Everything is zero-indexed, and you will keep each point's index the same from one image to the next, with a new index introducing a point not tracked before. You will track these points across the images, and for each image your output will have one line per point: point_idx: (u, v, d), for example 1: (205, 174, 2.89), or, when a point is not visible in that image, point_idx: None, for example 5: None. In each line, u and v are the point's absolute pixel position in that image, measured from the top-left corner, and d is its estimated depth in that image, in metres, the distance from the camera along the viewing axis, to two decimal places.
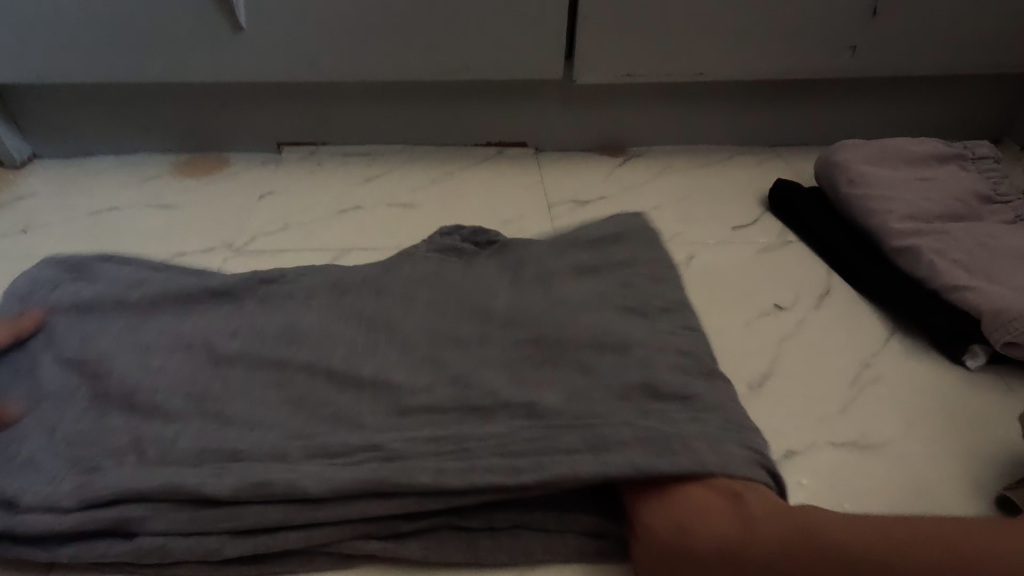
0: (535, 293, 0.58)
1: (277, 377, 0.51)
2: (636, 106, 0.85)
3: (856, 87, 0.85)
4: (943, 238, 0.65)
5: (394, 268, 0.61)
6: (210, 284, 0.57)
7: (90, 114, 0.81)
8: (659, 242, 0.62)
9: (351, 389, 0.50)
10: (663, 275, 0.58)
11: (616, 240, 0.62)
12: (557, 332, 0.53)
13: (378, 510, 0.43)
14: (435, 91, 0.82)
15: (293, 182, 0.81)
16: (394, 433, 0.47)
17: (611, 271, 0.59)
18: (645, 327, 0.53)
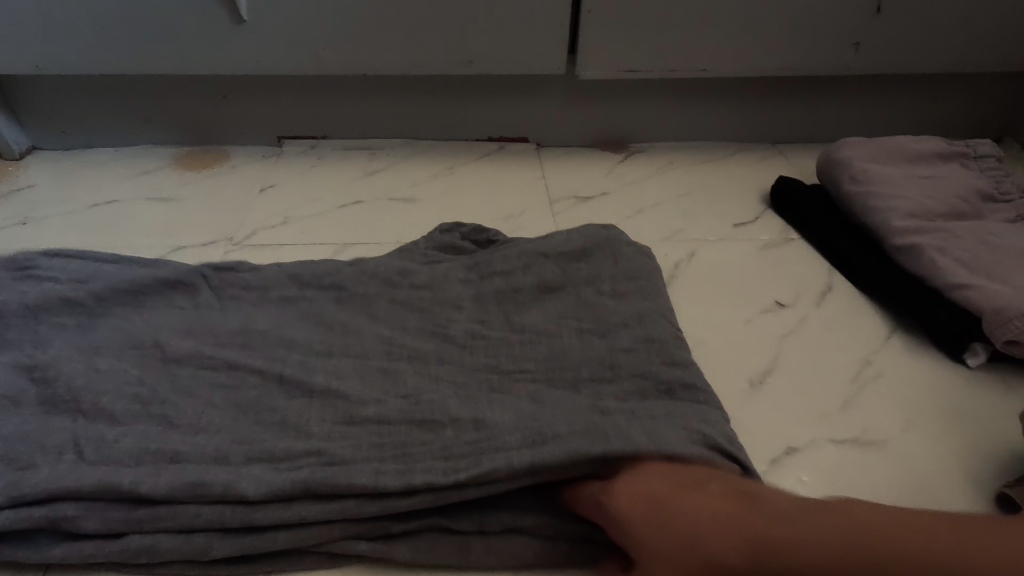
0: (501, 315, 0.63)
1: (229, 379, 0.56)
2: (638, 101, 0.95)
3: (856, 87, 0.95)
4: (945, 237, 0.70)
5: (375, 277, 0.67)
6: (171, 282, 0.64)
7: (75, 107, 0.90)
8: (622, 255, 0.67)
9: (308, 397, 0.55)
10: (621, 284, 0.64)
11: (581, 256, 0.67)
12: (520, 349, 0.59)
13: (371, 509, 0.47)
14: (443, 88, 0.92)
15: (291, 176, 0.90)
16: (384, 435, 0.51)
17: (574, 287, 0.65)
18: (599, 341, 0.59)
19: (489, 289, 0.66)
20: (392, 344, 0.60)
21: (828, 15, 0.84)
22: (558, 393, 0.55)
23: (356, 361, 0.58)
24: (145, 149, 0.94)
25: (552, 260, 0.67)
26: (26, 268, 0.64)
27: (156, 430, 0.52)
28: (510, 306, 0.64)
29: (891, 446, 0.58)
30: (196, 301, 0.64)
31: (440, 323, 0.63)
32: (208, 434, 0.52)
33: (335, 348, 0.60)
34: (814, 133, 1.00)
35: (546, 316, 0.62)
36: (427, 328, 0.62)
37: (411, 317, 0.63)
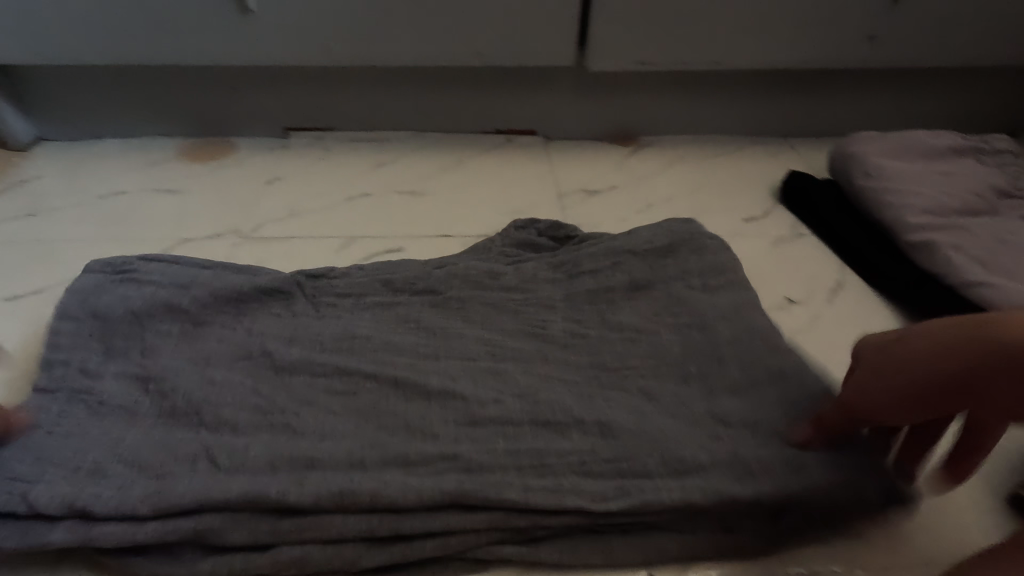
0: (591, 314, 0.64)
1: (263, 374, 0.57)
2: (648, 95, 0.94)
3: (871, 80, 0.93)
4: (961, 234, 0.69)
5: (399, 267, 0.68)
6: (210, 275, 0.63)
7: (83, 96, 0.90)
8: (706, 249, 0.68)
9: (373, 391, 0.55)
10: (710, 279, 0.65)
11: (667, 250, 0.68)
12: (624, 352, 0.59)
13: (408, 523, 0.47)
14: (453, 79, 0.91)
15: (298, 168, 0.90)
16: (437, 442, 0.51)
17: (665, 284, 0.65)
18: (704, 338, 0.59)
19: (504, 288, 0.66)
20: (401, 341, 0.60)
21: (844, 6, 0.82)
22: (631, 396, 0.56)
23: (365, 358, 0.58)
24: (152, 139, 0.93)
25: (574, 267, 0.68)
26: (125, 271, 0.63)
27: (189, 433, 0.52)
28: (519, 307, 0.64)
29: None
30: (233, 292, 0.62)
31: (525, 321, 0.63)
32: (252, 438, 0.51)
33: (343, 344, 0.59)
34: (825, 128, 0.99)
35: (639, 315, 0.63)
36: (436, 327, 0.62)
37: (419, 315, 0.63)
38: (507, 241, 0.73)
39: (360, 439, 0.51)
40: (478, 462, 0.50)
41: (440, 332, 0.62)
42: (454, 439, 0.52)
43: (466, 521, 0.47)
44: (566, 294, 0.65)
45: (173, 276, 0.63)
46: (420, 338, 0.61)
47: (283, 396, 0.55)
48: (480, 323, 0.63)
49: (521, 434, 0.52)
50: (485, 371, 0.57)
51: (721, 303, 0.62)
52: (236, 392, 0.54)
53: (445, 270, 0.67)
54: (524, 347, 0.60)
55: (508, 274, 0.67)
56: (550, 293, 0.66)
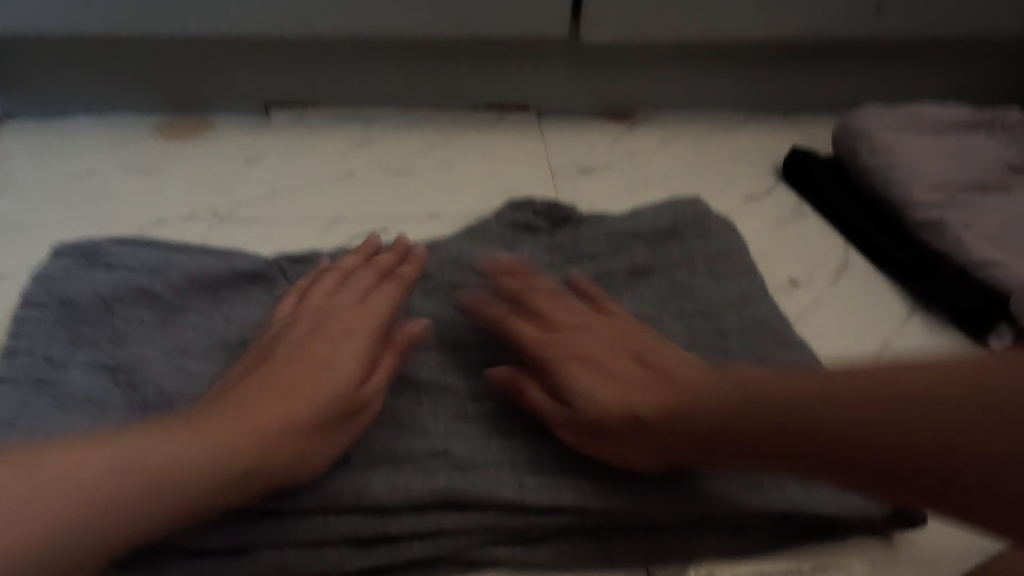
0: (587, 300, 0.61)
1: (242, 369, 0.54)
2: (644, 68, 0.90)
3: (876, 51, 0.90)
4: (970, 212, 0.67)
5: (385, 251, 0.65)
6: (184, 263, 0.60)
7: (48, 69, 0.84)
8: (714, 231, 0.66)
9: None
10: (716, 264, 0.63)
11: (672, 233, 0.66)
12: None
13: (399, 525, 0.45)
14: (439, 52, 0.86)
15: (278, 146, 0.85)
16: (430, 439, 0.50)
17: (667, 270, 0.63)
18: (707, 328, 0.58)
19: (494, 272, 0.63)
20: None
21: None
22: None
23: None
24: (124, 117, 0.88)
25: (567, 250, 0.65)
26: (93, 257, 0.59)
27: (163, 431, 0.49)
28: (509, 292, 0.62)
29: None
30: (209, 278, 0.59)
31: (526, 309, 0.60)
32: None
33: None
34: (826, 103, 0.95)
35: (639, 302, 0.61)
36: (421, 313, 0.59)
37: (405, 301, 0.60)
38: (504, 222, 0.68)
39: (346, 436, 0.49)
40: (468, 460, 0.49)
41: (427, 319, 0.59)
42: (446, 438, 0.50)
43: (456, 522, 0.46)
44: (564, 279, 0.63)
45: (147, 265, 0.59)
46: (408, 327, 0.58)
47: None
48: (471, 309, 0.60)
49: (517, 431, 0.51)
50: (480, 362, 0.55)
51: (726, 292, 0.61)
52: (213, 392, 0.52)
53: (436, 251, 0.64)
54: (515, 336, 0.58)
55: (502, 259, 0.64)
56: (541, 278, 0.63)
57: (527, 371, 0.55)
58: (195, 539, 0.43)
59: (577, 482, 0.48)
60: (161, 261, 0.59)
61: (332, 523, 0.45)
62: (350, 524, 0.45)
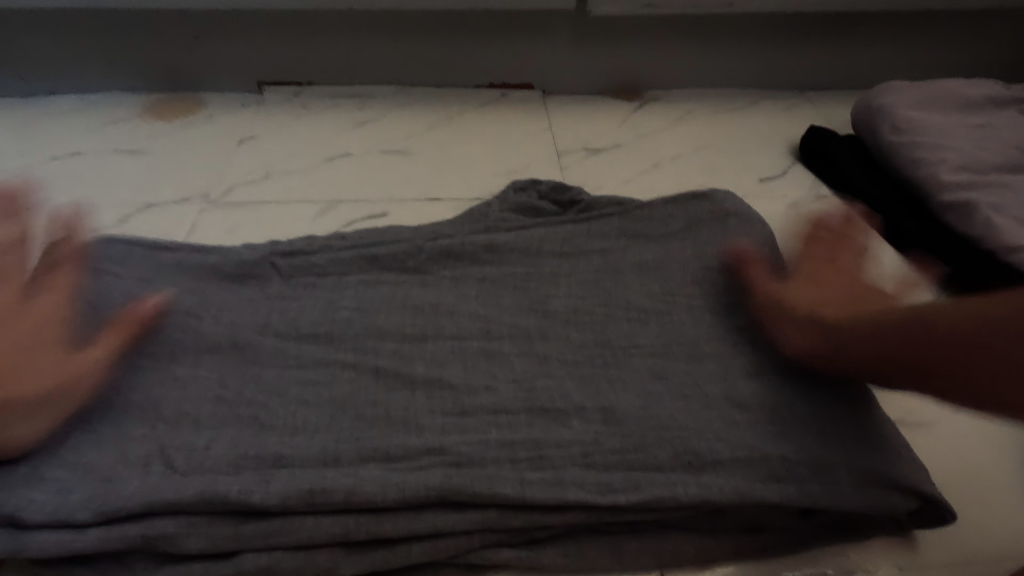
0: (591, 289, 0.58)
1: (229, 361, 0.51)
2: (655, 42, 0.86)
3: (898, 25, 0.85)
4: (1000, 191, 0.63)
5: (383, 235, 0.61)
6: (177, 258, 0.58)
7: (33, 46, 0.81)
8: (727, 217, 0.63)
9: (349, 376, 0.51)
10: (730, 256, 0.60)
11: (689, 224, 0.63)
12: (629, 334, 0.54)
13: (391, 525, 0.42)
14: (441, 26, 0.83)
15: (273, 126, 0.82)
16: (424, 435, 0.46)
17: (678, 263, 0.60)
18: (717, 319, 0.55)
19: (497, 258, 0.60)
20: (382, 322, 0.54)
21: None
22: (639, 381, 0.51)
23: (343, 344, 0.53)
24: (113, 96, 0.85)
25: (571, 236, 0.63)
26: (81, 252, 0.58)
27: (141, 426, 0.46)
28: (512, 280, 0.59)
29: (936, 427, 0.53)
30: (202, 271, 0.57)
31: (527, 299, 0.57)
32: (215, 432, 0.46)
33: (319, 327, 0.54)
34: (845, 81, 0.91)
35: (648, 293, 0.58)
36: (420, 303, 0.56)
37: (402, 290, 0.57)
38: (507, 206, 0.66)
39: (337, 432, 0.46)
40: (465, 457, 0.45)
41: (425, 308, 0.56)
42: (441, 432, 0.47)
43: (454, 522, 0.43)
44: (571, 268, 0.60)
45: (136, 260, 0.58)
46: (405, 316, 0.55)
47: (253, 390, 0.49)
48: (470, 297, 0.57)
49: (518, 425, 0.48)
50: (478, 353, 0.53)
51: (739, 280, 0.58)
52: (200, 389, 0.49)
53: (436, 236, 0.61)
54: (517, 327, 0.55)
55: (504, 244, 0.61)
56: (546, 265, 0.60)
57: (531, 363, 0.52)
58: (170, 541, 0.41)
59: (584, 480, 0.45)
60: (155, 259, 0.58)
61: (321, 522, 0.42)
62: (340, 524, 0.42)
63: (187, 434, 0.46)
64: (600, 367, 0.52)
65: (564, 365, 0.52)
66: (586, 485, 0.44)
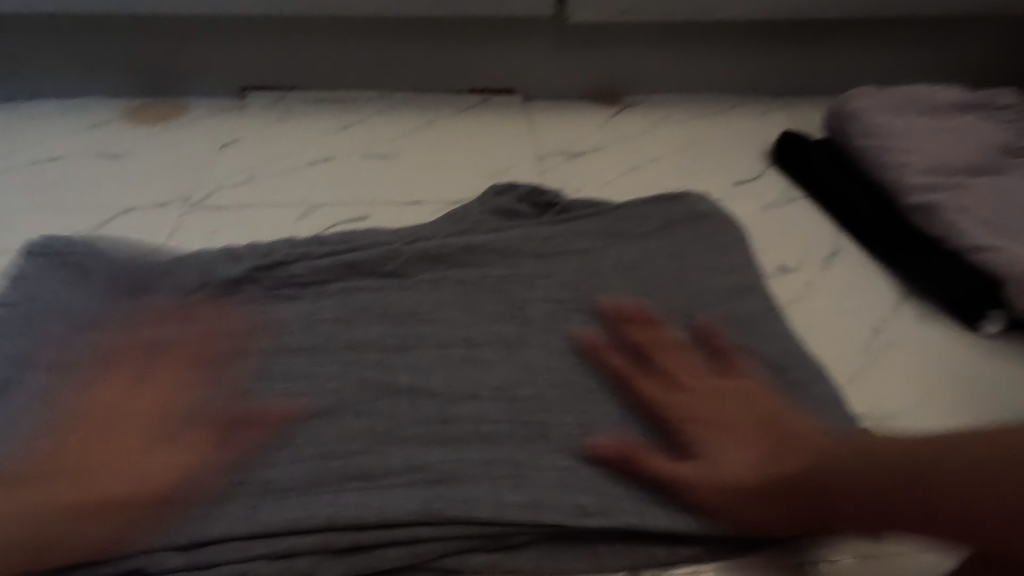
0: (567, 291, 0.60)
1: (214, 370, 0.52)
2: (632, 48, 0.87)
3: (869, 32, 0.88)
4: (963, 194, 0.65)
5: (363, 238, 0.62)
6: (156, 271, 0.59)
7: (11, 51, 0.81)
8: (702, 220, 0.65)
9: (332, 384, 0.52)
10: (704, 257, 0.62)
11: (664, 227, 0.65)
12: (604, 337, 0.56)
13: (372, 538, 0.44)
14: (421, 31, 0.84)
15: (255, 130, 0.82)
16: (405, 449, 0.48)
17: (653, 264, 0.62)
18: (688, 323, 0.57)
19: (474, 263, 0.61)
20: (363, 330, 0.55)
21: None
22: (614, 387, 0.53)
23: (325, 353, 0.54)
24: (93, 101, 0.85)
25: (547, 239, 0.63)
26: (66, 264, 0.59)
27: None
28: (489, 285, 0.59)
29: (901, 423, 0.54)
30: (181, 284, 0.58)
31: (506, 301, 0.58)
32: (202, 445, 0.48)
33: (300, 336, 0.55)
34: (818, 86, 0.93)
35: (624, 296, 0.59)
36: (401, 309, 0.57)
37: (382, 296, 0.58)
38: (484, 210, 0.66)
39: (321, 445, 0.48)
40: (444, 472, 0.47)
41: (406, 315, 0.57)
42: (423, 445, 0.49)
43: (432, 532, 0.44)
44: (548, 269, 0.61)
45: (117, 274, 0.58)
46: (386, 322, 0.56)
47: (237, 400, 0.50)
48: (450, 300, 0.58)
49: (495, 435, 0.50)
50: (458, 360, 0.54)
51: (711, 284, 0.60)
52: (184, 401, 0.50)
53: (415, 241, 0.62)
54: (496, 333, 0.56)
55: (483, 246, 0.62)
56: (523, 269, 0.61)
57: (509, 370, 0.54)
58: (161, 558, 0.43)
59: (558, 494, 0.46)
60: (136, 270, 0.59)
61: (303, 538, 0.43)
62: (321, 538, 0.43)
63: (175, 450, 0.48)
64: (577, 372, 0.54)
65: (541, 371, 0.54)
66: (561, 502, 0.46)
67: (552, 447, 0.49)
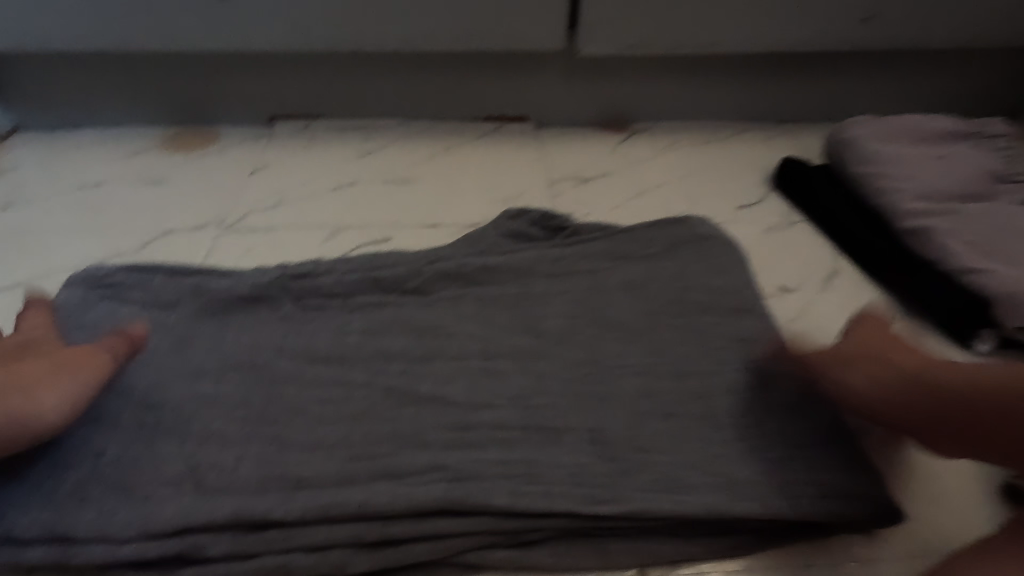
0: (578, 309, 0.63)
1: (249, 380, 0.56)
2: (639, 78, 0.92)
3: (867, 62, 0.92)
4: (955, 218, 0.68)
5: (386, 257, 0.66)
6: (188, 286, 0.62)
7: (58, 81, 0.87)
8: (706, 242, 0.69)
9: (359, 393, 0.56)
10: (708, 277, 0.65)
11: (669, 248, 0.68)
12: (613, 351, 0.60)
13: (400, 530, 0.48)
14: (439, 64, 0.89)
15: (283, 156, 0.87)
16: (427, 451, 0.52)
17: (659, 283, 0.65)
18: (693, 338, 0.60)
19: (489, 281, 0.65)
20: (387, 344, 0.59)
21: None
22: (623, 397, 0.56)
23: (352, 366, 0.58)
24: (132, 128, 0.91)
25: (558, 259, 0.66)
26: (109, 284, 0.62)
27: (174, 448, 0.52)
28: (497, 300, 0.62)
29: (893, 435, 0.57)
30: (212, 297, 0.61)
31: (520, 318, 0.62)
32: (240, 448, 0.52)
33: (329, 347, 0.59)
34: (819, 112, 0.97)
35: (632, 312, 0.63)
36: (422, 324, 0.61)
37: (403, 312, 0.62)
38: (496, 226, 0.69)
39: (350, 448, 0.52)
40: (464, 474, 0.50)
41: (427, 330, 0.61)
42: (443, 448, 0.52)
43: (453, 525, 0.48)
44: (559, 287, 0.65)
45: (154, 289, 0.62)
46: (408, 336, 0.60)
47: (273, 409, 0.54)
48: (467, 317, 0.62)
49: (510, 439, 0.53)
50: (476, 371, 0.58)
51: (714, 302, 0.63)
52: (225, 411, 0.54)
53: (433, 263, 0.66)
54: (511, 346, 0.60)
55: (497, 266, 0.66)
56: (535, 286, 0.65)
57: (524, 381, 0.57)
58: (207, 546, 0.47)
59: (570, 490, 0.50)
60: (170, 286, 0.62)
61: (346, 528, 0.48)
62: (356, 530, 0.48)
63: (215, 453, 0.52)
64: (587, 384, 0.57)
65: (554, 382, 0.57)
66: (572, 495, 0.50)
67: (567, 450, 0.53)
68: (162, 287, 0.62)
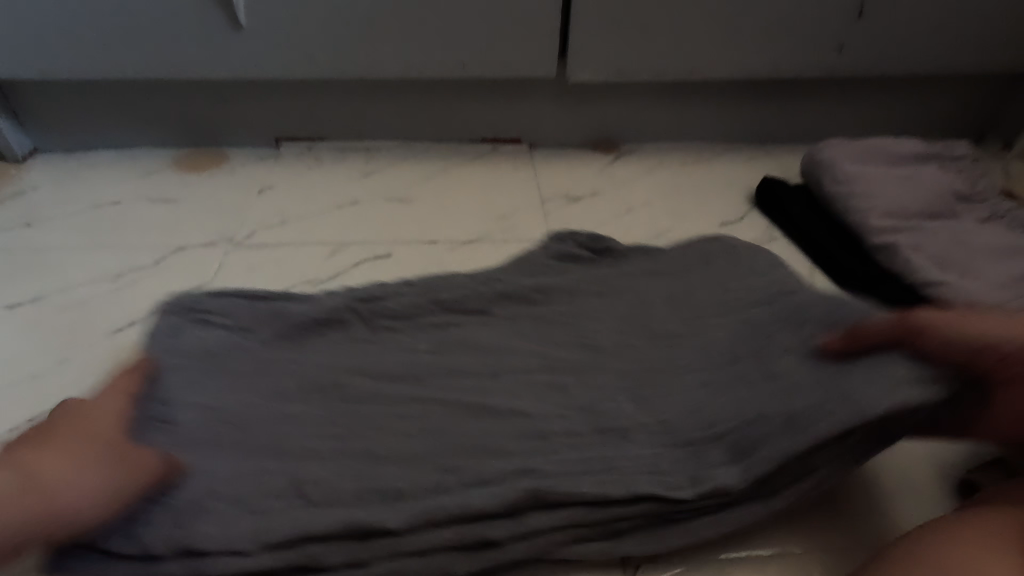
0: (564, 321, 0.68)
1: (255, 388, 0.60)
2: (627, 103, 0.97)
3: (841, 88, 0.97)
4: (919, 236, 0.73)
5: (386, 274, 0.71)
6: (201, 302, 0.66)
7: (76, 106, 0.92)
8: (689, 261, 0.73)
9: (358, 399, 0.59)
10: (688, 290, 0.70)
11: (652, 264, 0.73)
12: (598, 360, 0.63)
13: (394, 520, 0.50)
14: (437, 89, 0.94)
15: (288, 177, 0.92)
16: (422, 451, 0.55)
17: (642, 297, 0.70)
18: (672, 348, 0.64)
19: (481, 297, 0.69)
20: (388, 354, 0.63)
21: (813, 16, 0.85)
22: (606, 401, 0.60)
23: (353, 374, 0.62)
24: (146, 150, 0.96)
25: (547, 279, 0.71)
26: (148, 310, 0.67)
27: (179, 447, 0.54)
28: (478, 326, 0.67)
29: None
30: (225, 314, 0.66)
31: (511, 330, 0.66)
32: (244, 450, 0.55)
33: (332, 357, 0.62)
34: (798, 134, 1.03)
35: (615, 325, 0.67)
36: (421, 337, 0.65)
37: (402, 330, 0.67)
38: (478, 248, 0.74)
39: (348, 449, 0.55)
40: (455, 470, 0.53)
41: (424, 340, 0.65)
42: (436, 447, 0.55)
43: (447, 517, 0.50)
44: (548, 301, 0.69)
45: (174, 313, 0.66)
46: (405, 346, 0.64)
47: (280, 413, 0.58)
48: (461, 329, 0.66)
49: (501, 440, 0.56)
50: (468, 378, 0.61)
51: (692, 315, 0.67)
52: (235, 415, 0.58)
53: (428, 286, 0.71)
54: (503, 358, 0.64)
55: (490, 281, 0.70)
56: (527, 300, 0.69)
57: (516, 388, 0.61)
58: (203, 539, 0.48)
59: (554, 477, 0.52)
60: (184, 303, 0.66)
61: (349, 520, 0.49)
62: (352, 520, 0.49)
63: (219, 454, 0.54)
64: (572, 389, 0.61)
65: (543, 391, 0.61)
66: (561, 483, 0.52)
67: (562, 452, 0.55)
68: (176, 305, 0.66)
